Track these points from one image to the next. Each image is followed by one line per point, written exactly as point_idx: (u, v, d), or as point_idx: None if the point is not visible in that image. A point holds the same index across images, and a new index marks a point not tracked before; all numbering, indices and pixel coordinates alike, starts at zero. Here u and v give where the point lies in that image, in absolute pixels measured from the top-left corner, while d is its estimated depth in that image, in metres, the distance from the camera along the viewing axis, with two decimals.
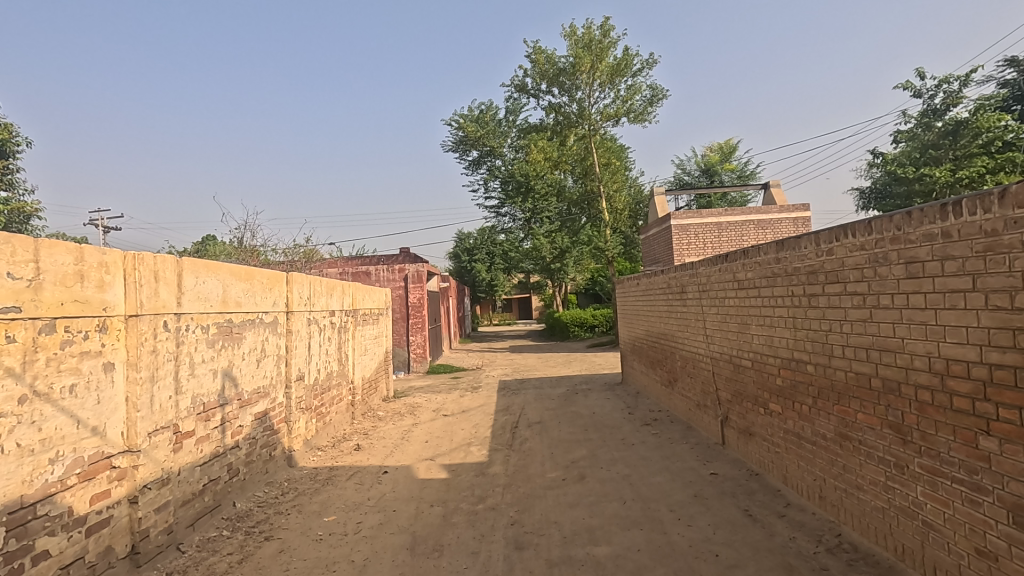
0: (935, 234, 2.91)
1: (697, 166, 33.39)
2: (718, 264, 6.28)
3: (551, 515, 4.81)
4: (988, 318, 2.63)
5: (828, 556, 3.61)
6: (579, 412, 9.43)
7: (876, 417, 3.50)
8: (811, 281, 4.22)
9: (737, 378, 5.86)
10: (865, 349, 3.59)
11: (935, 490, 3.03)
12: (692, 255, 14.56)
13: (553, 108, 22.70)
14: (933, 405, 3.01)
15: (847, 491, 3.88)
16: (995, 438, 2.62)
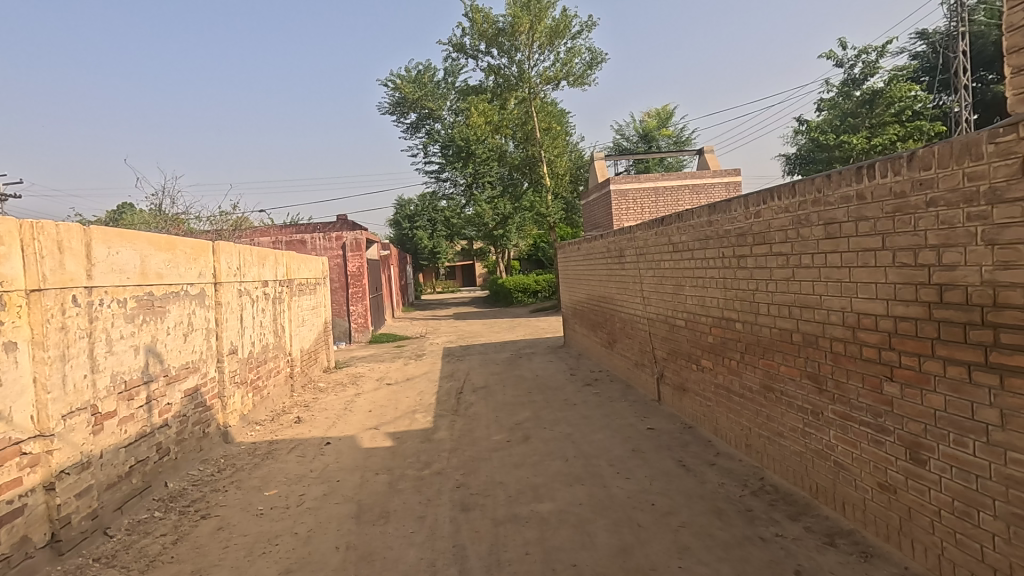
0: (851, 196, 3.09)
1: (635, 131, 33.84)
2: (655, 228, 6.44)
3: (497, 476, 4.92)
4: (894, 274, 2.83)
5: (752, 498, 3.90)
6: (523, 375, 9.60)
7: (797, 369, 3.75)
8: (741, 243, 4.41)
9: (672, 337, 6.11)
10: (787, 306, 3.81)
11: (845, 433, 3.31)
12: (630, 220, 14.89)
13: (492, 70, 22.23)
14: (845, 355, 3.25)
15: (770, 438, 4.17)
16: (898, 383, 2.87)
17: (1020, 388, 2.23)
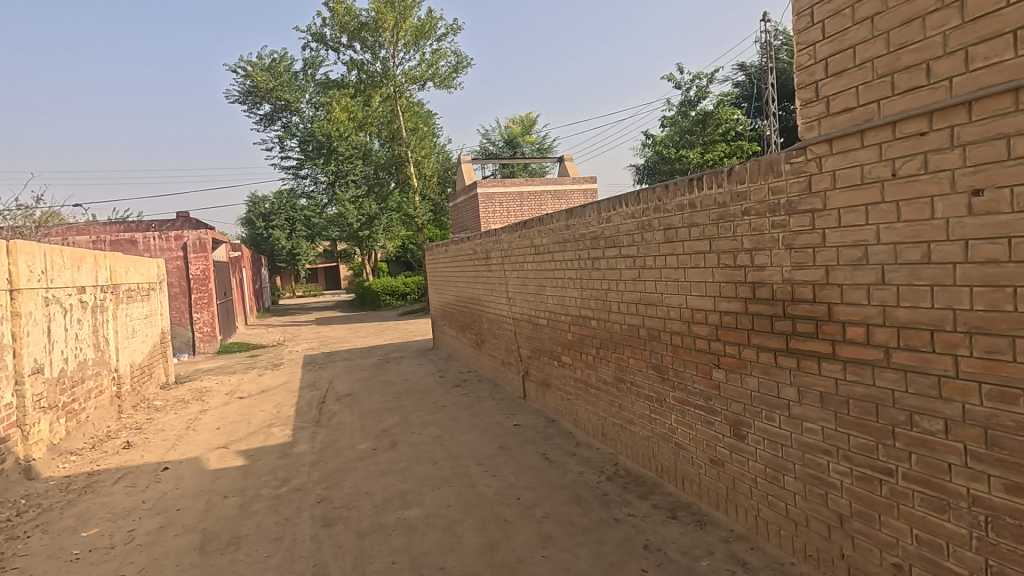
0: (685, 205, 3.47)
1: (501, 136, 34.71)
2: (518, 230, 6.66)
3: (362, 486, 4.74)
4: (719, 274, 3.22)
5: (608, 483, 4.21)
6: (391, 380, 9.37)
7: (643, 361, 4.12)
8: (595, 246, 4.72)
9: (536, 336, 6.36)
10: (634, 304, 4.17)
11: (683, 417, 3.70)
12: (496, 222, 15.25)
13: (355, 65, 21.39)
14: (682, 347, 3.64)
15: (622, 426, 4.53)
16: (723, 370, 3.28)
17: (811, 369, 2.67)
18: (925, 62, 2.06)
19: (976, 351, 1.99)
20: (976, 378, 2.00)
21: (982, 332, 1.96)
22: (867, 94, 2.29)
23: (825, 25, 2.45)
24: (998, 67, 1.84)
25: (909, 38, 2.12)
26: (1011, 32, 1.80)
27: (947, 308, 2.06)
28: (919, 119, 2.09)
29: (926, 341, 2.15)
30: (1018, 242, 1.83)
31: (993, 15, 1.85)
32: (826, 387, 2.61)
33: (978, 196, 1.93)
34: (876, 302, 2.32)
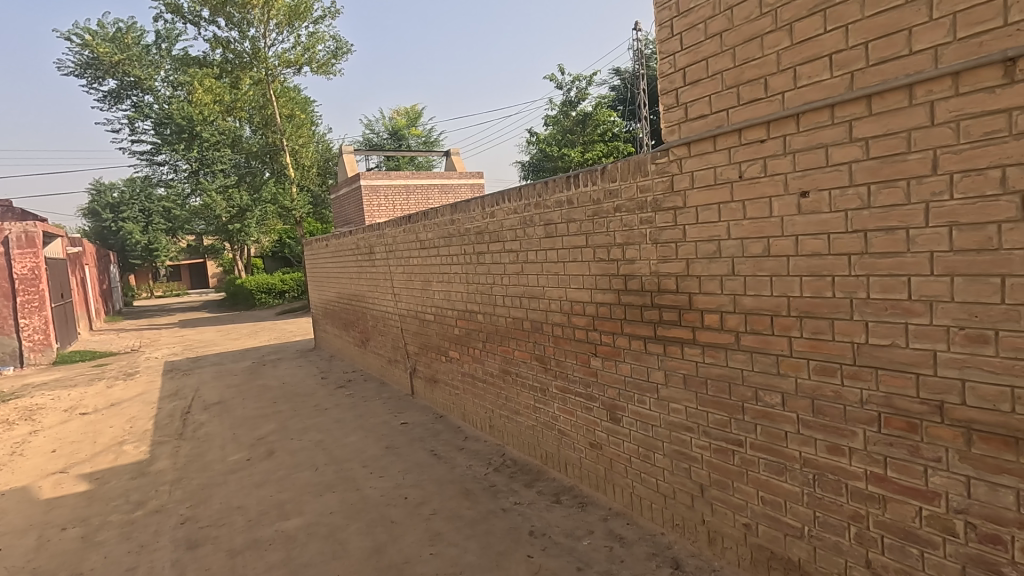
0: (563, 201, 3.61)
1: (386, 128, 33.71)
2: (402, 225, 6.52)
3: (234, 500, 4.37)
4: (595, 267, 3.39)
5: (496, 474, 4.28)
6: (267, 384, 8.74)
7: (527, 353, 4.23)
8: (479, 240, 4.76)
9: (422, 331, 6.28)
10: (518, 297, 4.26)
11: (565, 404, 3.86)
12: (381, 216, 14.80)
13: (219, 42, 19.54)
14: (563, 337, 3.79)
15: (508, 417, 4.62)
16: (600, 358, 3.47)
17: (676, 353, 2.90)
18: (763, 77, 2.32)
19: (805, 332, 2.28)
20: (805, 355, 2.30)
21: (810, 316, 2.26)
22: (717, 103, 2.52)
23: (682, 36, 2.66)
24: (819, 86, 2.12)
25: (750, 54, 2.36)
26: (828, 55, 2.08)
27: (783, 295, 2.34)
28: (759, 128, 2.34)
29: (767, 325, 2.43)
30: (835, 238, 2.13)
31: (814, 39, 2.12)
32: (688, 369, 2.85)
33: (805, 197, 2.21)
34: (728, 291, 2.58)
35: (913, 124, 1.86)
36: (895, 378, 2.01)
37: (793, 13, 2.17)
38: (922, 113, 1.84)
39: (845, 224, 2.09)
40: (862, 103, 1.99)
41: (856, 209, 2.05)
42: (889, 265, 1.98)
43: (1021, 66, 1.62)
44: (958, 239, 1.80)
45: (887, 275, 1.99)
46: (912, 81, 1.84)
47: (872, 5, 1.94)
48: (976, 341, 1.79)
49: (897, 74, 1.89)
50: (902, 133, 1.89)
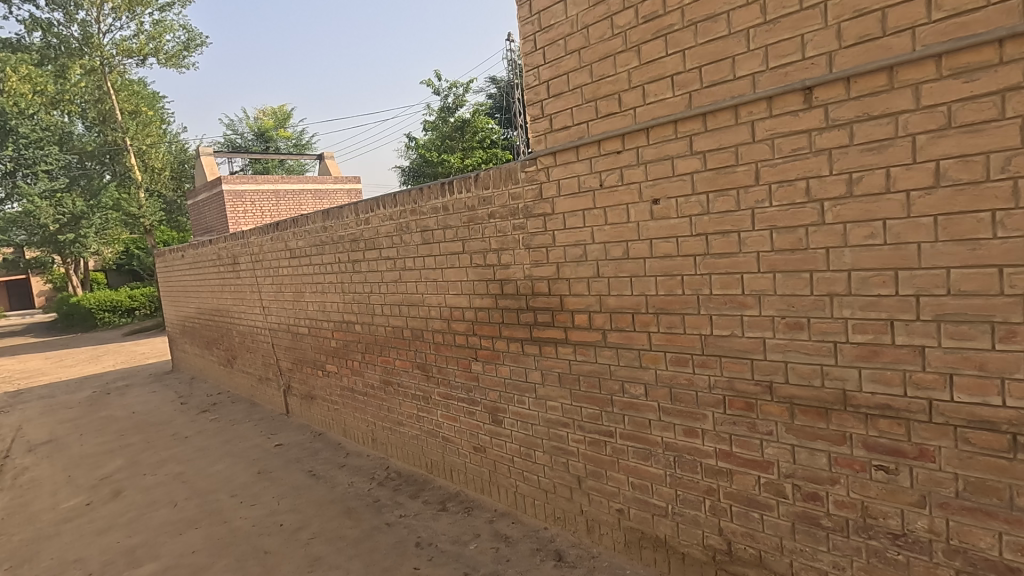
0: (439, 208, 3.60)
1: (250, 129, 31.31)
2: (270, 233, 6.09)
3: (69, 553, 3.79)
4: (472, 273, 3.43)
5: (380, 488, 4.15)
6: (113, 415, 7.70)
7: (408, 361, 4.15)
8: (354, 248, 4.59)
9: (296, 346, 5.91)
10: (397, 305, 4.17)
11: (448, 411, 3.85)
12: (248, 223, 13.71)
13: (37, 24, 16.89)
14: (444, 344, 3.78)
15: (391, 429, 4.51)
16: (480, 362, 3.51)
17: (550, 353, 3.03)
18: (616, 93, 2.50)
19: (661, 327, 2.50)
20: (662, 348, 2.51)
21: (664, 311, 2.48)
22: (578, 115, 2.68)
23: (544, 51, 2.78)
24: (664, 103, 2.34)
25: (605, 71, 2.54)
26: (670, 76, 2.30)
27: (642, 294, 2.55)
28: (615, 139, 2.53)
29: (630, 322, 2.62)
30: (682, 240, 2.36)
31: (658, 61, 2.33)
32: (562, 368, 2.99)
33: (656, 204, 2.43)
34: (594, 292, 2.75)
35: (739, 140, 2.13)
36: (734, 363, 2.28)
37: (640, 36, 2.38)
38: (746, 131, 2.10)
39: (690, 228, 2.33)
40: (699, 120, 2.23)
41: (698, 214, 2.29)
42: (726, 264, 2.24)
43: (816, 93, 1.92)
44: (777, 240, 2.08)
45: (725, 273, 2.24)
46: (735, 102, 2.10)
47: (703, 33, 2.18)
48: (794, 328, 2.09)
49: (725, 96, 2.14)
50: (731, 148, 2.15)
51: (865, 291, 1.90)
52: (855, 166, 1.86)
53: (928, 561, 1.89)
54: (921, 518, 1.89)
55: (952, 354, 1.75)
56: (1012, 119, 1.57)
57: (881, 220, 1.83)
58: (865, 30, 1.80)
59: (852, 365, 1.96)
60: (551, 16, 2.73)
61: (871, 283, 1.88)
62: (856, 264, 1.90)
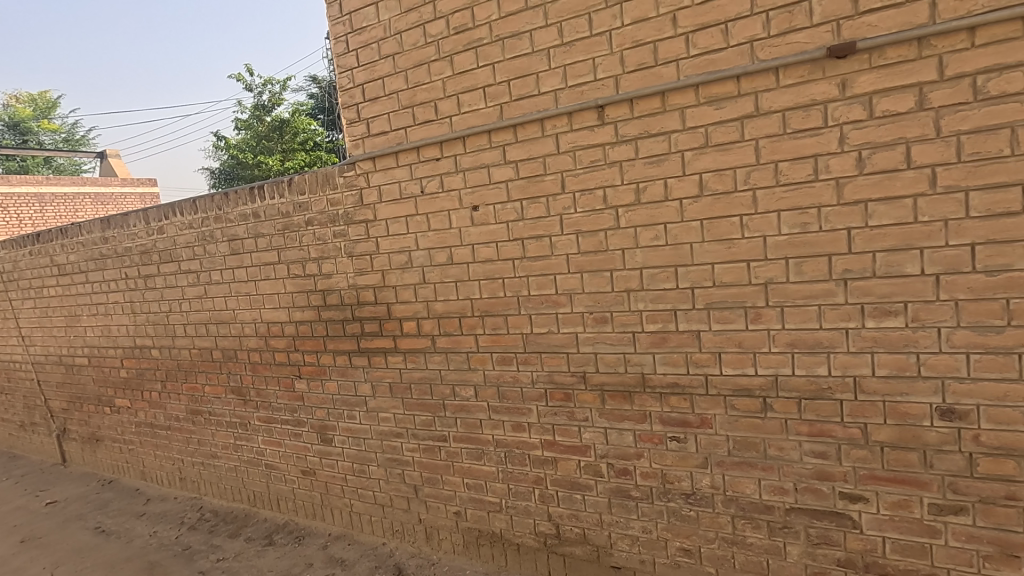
0: (248, 215, 3.29)
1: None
2: (27, 246, 5.00)
3: None
4: (290, 284, 3.19)
5: (191, 533, 3.65)
6: None
7: (220, 386, 3.72)
8: (144, 261, 3.97)
9: (71, 380, 4.93)
10: (203, 324, 3.71)
11: (271, 435, 3.53)
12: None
13: None
14: (262, 363, 3.45)
15: (203, 463, 3.99)
16: (304, 379, 3.28)
17: (380, 363, 2.95)
18: (432, 100, 2.53)
19: (487, 329, 2.58)
20: (489, 349, 2.60)
21: (488, 314, 2.56)
22: (396, 120, 2.65)
23: (357, 53, 2.70)
24: (477, 113, 2.42)
25: (420, 79, 2.55)
26: (482, 87, 2.40)
27: (467, 298, 2.61)
28: (433, 147, 2.56)
29: (457, 326, 2.67)
30: (501, 245, 2.47)
31: (470, 72, 2.41)
32: (392, 378, 2.93)
33: (475, 210, 2.50)
34: (421, 298, 2.74)
35: (546, 152, 2.29)
36: (553, 358, 2.44)
37: (452, 47, 2.44)
38: (551, 143, 2.28)
39: (507, 233, 2.44)
40: (510, 131, 2.35)
41: (514, 220, 2.42)
42: (540, 266, 2.39)
43: (606, 111, 2.15)
44: (583, 243, 2.28)
45: (540, 274, 2.40)
46: (541, 116, 2.26)
47: (509, 49, 2.31)
48: (601, 322, 2.31)
49: (531, 109, 2.30)
50: (539, 158, 2.31)
51: (654, 285, 2.17)
52: (640, 177, 2.13)
53: (712, 512, 2.23)
54: (705, 476, 2.22)
55: (719, 335, 2.09)
56: (749, 141, 1.93)
57: (662, 224, 2.12)
58: (642, 58, 2.06)
59: (647, 352, 2.23)
60: (362, 18, 2.66)
61: (658, 278, 2.16)
62: (646, 263, 2.17)
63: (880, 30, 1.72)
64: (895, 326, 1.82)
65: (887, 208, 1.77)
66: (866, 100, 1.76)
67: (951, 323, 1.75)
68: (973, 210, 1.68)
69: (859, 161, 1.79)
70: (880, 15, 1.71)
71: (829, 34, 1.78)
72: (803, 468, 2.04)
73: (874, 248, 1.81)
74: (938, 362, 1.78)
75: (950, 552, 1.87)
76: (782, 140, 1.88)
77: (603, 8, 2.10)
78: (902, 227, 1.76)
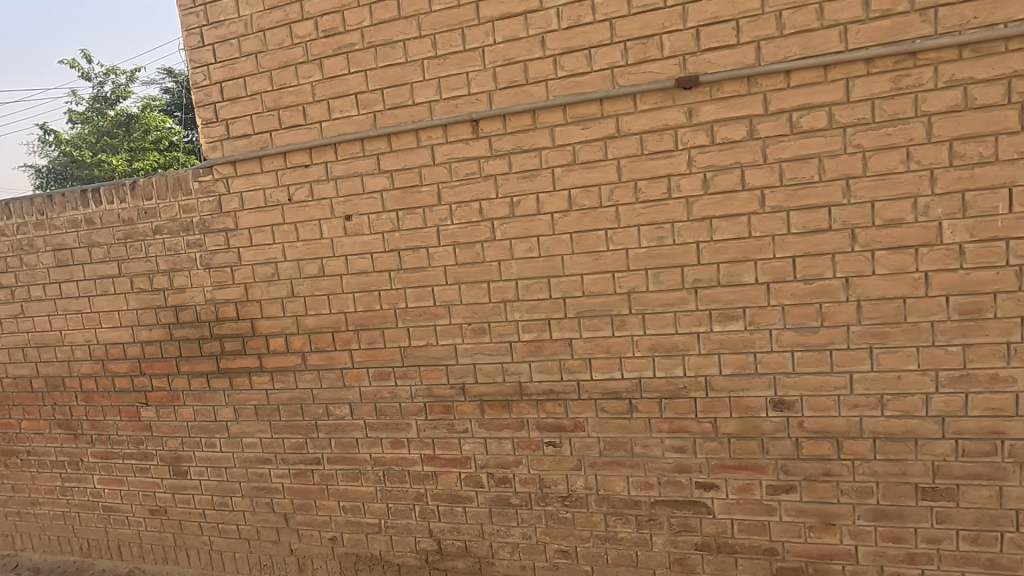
0: (80, 221, 2.87)
1: None
2: None
3: None
4: (134, 300, 2.83)
5: None
6: None
7: (43, 421, 3.18)
8: None
9: None
10: (20, 349, 3.16)
11: (110, 473, 3.09)
12: None
13: None
14: (98, 391, 3.01)
15: (20, 513, 3.38)
16: (152, 407, 2.91)
17: (243, 385, 2.71)
18: (300, 104, 2.40)
19: (362, 343, 2.49)
20: (364, 364, 2.50)
21: (364, 327, 2.47)
22: (259, 123, 2.47)
23: (214, 48, 2.49)
24: (350, 120, 2.34)
25: (287, 81, 2.41)
26: (354, 94, 2.32)
27: (340, 312, 2.49)
28: (302, 153, 2.43)
29: (330, 341, 2.54)
30: (376, 256, 2.40)
31: (341, 77, 2.33)
32: (258, 400, 2.70)
33: (349, 220, 2.41)
34: (290, 313, 2.57)
35: (421, 162, 2.28)
36: (432, 371, 2.41)
37: (321, 50, 2.34)
38: (426, 154, 2.26)
39: (383, 244, 2.38)
40: (384, 140, 2.31)
41: (390, 231, 2.36)
42: (417, 278, 2.36)
43: (480, 125, 2.19)
44: (460, 255, 2.29)
45: (417, 286, 2.37)
46: (416, 126, 2.24)
47: (382, 58, 2.26)
48: (479, 333, 2.33)
49: (406, 119, 2.27)
50: (415, 169, 2.29)
51: (528, 296, 2.24)
52: (514, 191, 2.19)
53: (586, 511, 2.34)
54: (579, 478, 2.32)
55: (589, 342, 2.20)
56: (612, 160, 2.07)
57: (535, 237, 2.19)
58: (513, 76, 2.13)
59: (524, 360, 2.29)
60: (219, 11, 2.45)
61: (532, 289, 2.23)
62: (521, 274, 2.23)
63: (718, 67, 1.93)
64: (736, 329, 2.04)
65: (727, 224, 1.99)
66: (708, 128, 1.97)
67: (779, 325, 2.00)
68: (793, 227, 1.94)
69: (704, 181, 2.00)
70: (717, 54, 1.93)
71: (677, 67, 1.97)
72: (664, 462, 2.21)
73: (718, 259, 2.02)
74: (770, 359, 2.03)
75: (783, 527, 2.12)
76: (640, 160, 2.04)
77: (476, 24, 2.14)
78: (740, 241, 1.99)
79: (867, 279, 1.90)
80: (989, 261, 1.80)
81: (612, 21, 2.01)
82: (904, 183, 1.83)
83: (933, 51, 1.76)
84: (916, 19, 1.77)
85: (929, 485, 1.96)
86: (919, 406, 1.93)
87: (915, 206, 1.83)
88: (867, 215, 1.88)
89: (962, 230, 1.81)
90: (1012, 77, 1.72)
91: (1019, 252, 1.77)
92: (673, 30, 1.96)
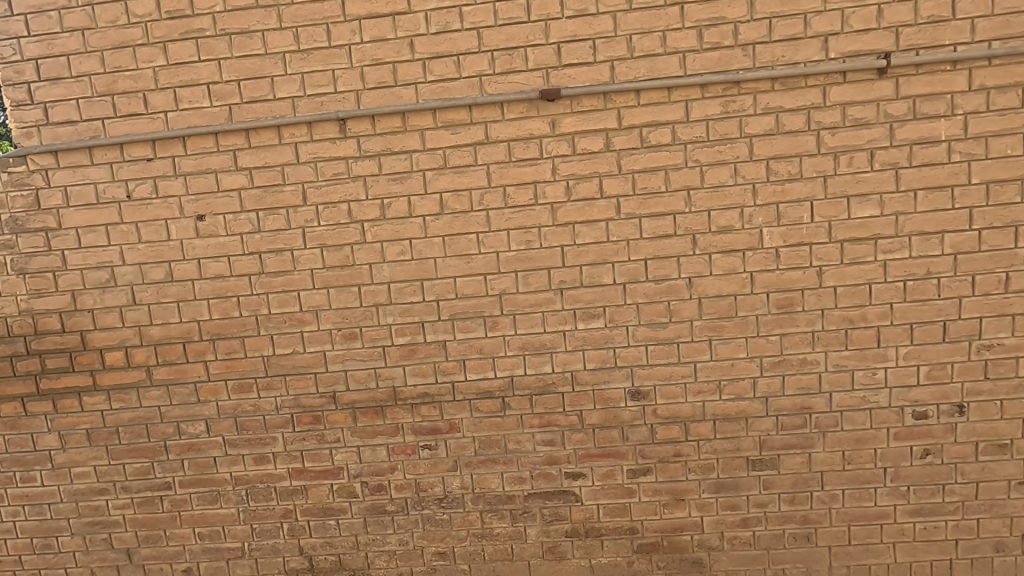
0: None
1: None
2: None
3: None
4: None
5: None
6: None
7: None
8: None
9: None
10: None
11: None
12: None
13: None
14: None
15: None
16: None
17: (71, 407, 2.37)
18: (139, 91, 2.16)
19: (219, 354, 2.30)
20: (222, 377, 2.31)
21: (221, 337, 2.28)
22: (88, 109, 2.18)
23: (26, 20, 2.15)
24: (200, 112, 2.15)
25: (122, 64, 2.15)
26: (205, 84, 2.14)
27: (192, 320, 2.28)
28: (143, 145, 2.19)
29: (180, 353, 2.31)
30: (234, 260, 2.23)
31: (190, 65, 2.13)
32: (90, 423, 2.38)
33: (201, 221, 2.21)
34: (130, 323, 2.30)
35: (284, 161, 2.16)
36: (299, 380, 2.30)
37: (165, 33, 2.12)
38: (290, 152, 2.16)
39: (241, 247, 2.22)
40: (242, 136, 2.16)
41: (249, 233, 2.21)
42: (281, 283, 2.23)
43: (348, 125, 2.13)
44: (328, 258, 2.21)
45: (281, 291, 2.24)
46: (277, 123, 2.12)
47: (238, 47, 2.11)
48: (349, 338, 2.26)
49: (266, 114, 2.14)
50: (277, 168, 2.17)
51: (401, 300, 2.22)
52: (384, 193, 2.16)
53: (462, 511, 2.36)
54: (455, 479, 2.34)
55: (463, 344, 2.24)
56: (482, 166, 2.13)
57: (407, 240, 2.18)
58: (381, 77, 2.10)
59: (397, 365, 2.26)
60: None
61: (405, 292, 2.21)
62: (393, 277, 2.21)
63: (577, 82, 2.07)
64: (598, 327, 2.20)
65: (588, 229, 2.14)
66: (570, 139, 2.10)
67: (635, 322, 2.19)
68: (645, 233, 2.13)
69: (567, 189, 2.12)
70: (576, 70, 2.07)
71: (540, 79, 2.08)
72: (535, 456, 2.30)
73: (580, 262, 2.16)
74: (628, 354, 2.21)
75: (642, 506, 2.32)
76: (508, 167, 2.12)
77: (342, 21, 2.08)
78: (599, 245, 2.15)
79: (705, 280, 2.15)
80: (798, 264, 2.12)
81: (480, 30, 2.06)
82: (733, 196, 2.10)
83: (753, 82, 2.04)
84: (738, 53, 2.03)
85: (757, 457, 2.26)
86: (748, 389, 2.21)
87: (742, 215, 2.11)
88: (704, 223, 2.12)
89: (777, 236, 2.11)
90: (810, 108, 2.04)
91: (819, 255, 2.11)
92: (536, 44, 2.06)
